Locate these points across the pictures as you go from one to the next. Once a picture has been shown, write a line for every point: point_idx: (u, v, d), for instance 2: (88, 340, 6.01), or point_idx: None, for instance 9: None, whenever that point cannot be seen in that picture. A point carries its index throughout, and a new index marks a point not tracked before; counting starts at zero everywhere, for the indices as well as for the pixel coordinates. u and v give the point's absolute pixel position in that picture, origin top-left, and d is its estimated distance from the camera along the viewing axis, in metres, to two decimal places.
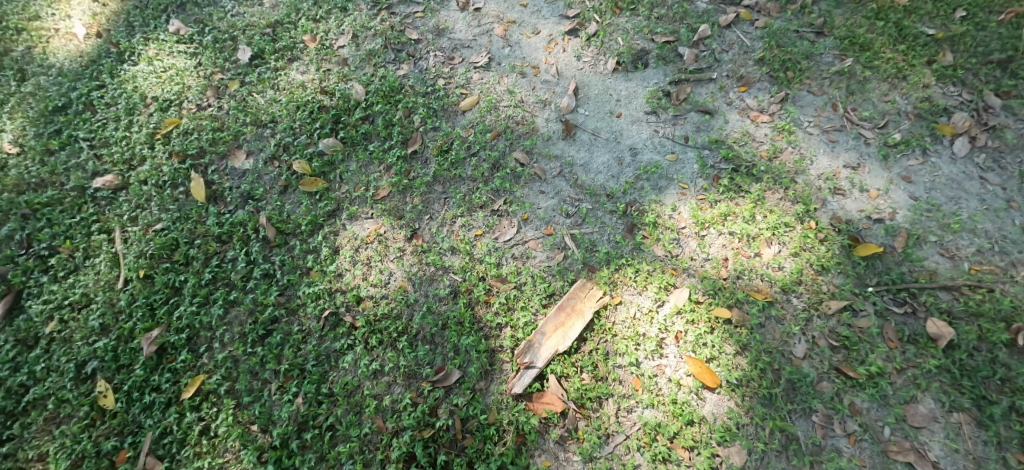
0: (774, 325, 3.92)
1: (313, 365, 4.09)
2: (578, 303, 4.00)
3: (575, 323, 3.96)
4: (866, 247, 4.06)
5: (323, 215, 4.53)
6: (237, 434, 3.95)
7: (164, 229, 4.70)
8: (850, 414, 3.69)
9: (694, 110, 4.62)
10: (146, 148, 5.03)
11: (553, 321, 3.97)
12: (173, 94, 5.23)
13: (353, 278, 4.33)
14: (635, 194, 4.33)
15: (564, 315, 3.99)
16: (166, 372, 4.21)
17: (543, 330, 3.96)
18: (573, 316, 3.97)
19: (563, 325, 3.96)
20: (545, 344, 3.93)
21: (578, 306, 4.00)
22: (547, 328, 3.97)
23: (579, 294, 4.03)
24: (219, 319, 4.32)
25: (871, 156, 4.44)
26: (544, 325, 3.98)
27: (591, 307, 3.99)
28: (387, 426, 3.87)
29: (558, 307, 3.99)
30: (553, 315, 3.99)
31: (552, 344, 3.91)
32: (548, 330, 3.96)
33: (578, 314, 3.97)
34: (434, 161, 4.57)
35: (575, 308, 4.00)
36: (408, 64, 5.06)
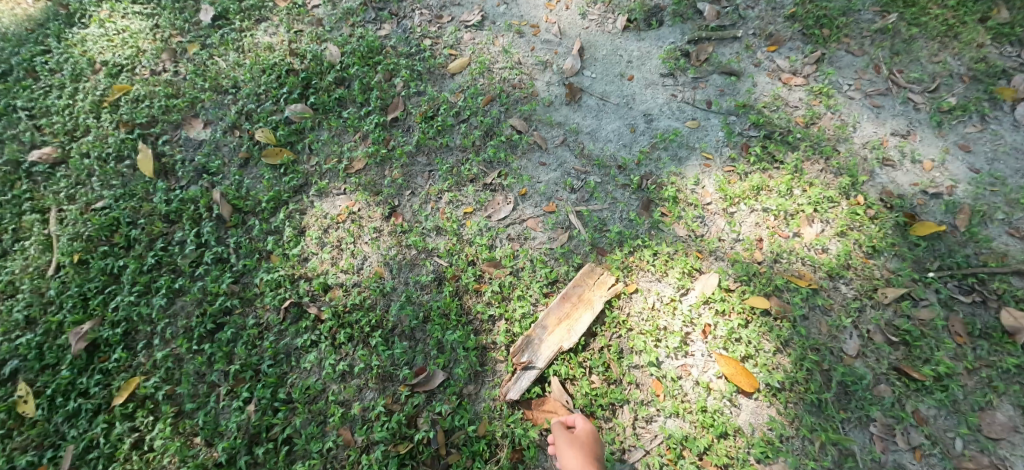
0: (819, 317, 3.27)
1: (269, 366, 3.43)
2: (586, 291, 3.36)
3: (582, 315, 3.31)
4: (924, 225, 3.43)
5: (287, 192, 3.90)
6: (175, 449, 3.27)
7: (105, 207, 4.03)
8: (914, 424, 3.05)
9: (717, 72, 4.01)
10: (90, 118, 4.37)
11: (557, 313, 3.33)
12: (125, 59, 4.60)
13: (320, 263, 3.68)
14: (651, 166, 3.71)
15: (569, 306, 3.34)
16: (96, 374, 3.52)
17: (544, 324, 3.31)
18: (580, 308, 3.33)
19: (567, 318, 3.31)
20: (546, 341, 3.28)
21: (585, 295, 3.35)
22: (549, 321, 3.32)
23: (587, 281, 3.39)
24: (161, 310, 3.66)
25: (922, 122, 3.81)
26: (545, 318, 3.33)
27: (602, 296, 3.35)
28: (356, 439, 3.20)
29: (563, 296, 3.34)
30: (556, 306, 3.34)
31: (555, 341, 3.27)
32: (550, 323, 3.32)
33: (587, 305, 3.33)
34: (417, 129, 3.95)
35: (583, 297, 3.35)
36: (390, 23, 4.44)
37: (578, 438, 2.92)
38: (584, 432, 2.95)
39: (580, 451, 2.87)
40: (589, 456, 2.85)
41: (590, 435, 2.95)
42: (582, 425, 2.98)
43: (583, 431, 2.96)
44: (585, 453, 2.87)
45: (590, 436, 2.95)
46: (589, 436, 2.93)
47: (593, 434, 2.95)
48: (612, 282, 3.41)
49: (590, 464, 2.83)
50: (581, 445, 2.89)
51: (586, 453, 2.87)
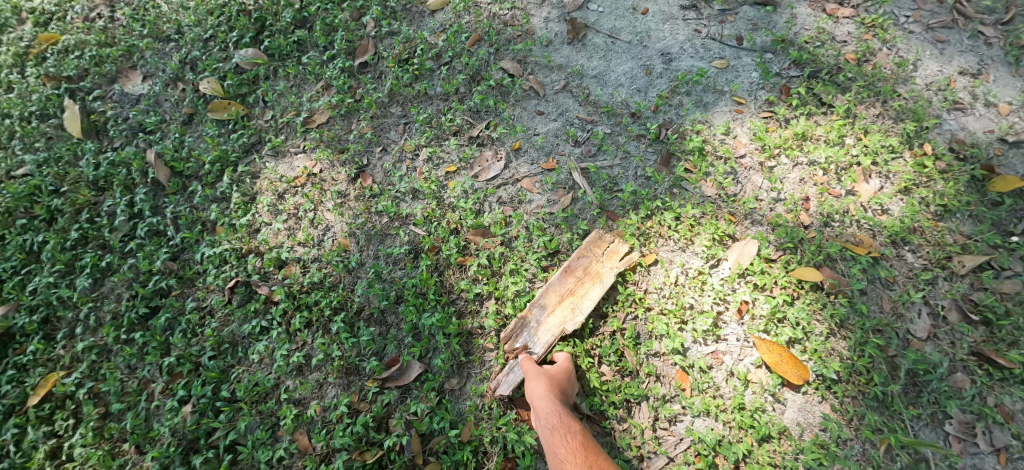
0: (881, 292, 2.67)
1: (211, 358, 2.84)
2: (592, 263, 2.74)
3: (589, 292, 2.70)
4: (1006, 179, 2.80)
5: (237, 152, 3.29)
6: (97, 459, 2.69)
7: (24, 175, 3.38)
8: (1001, 421, 2.45)
9: (749, 3, 3.37)
10: (14, 72, 3.71)
11: (558, 289, 2.71)
12: (56, 5, 3.95)
13: (275, 234, 3.07)
14: (671, 112, 3.10)
15: (574, 280, 2.72)
16: (8, 370, 2.94)
17: (543, 303, 2.70)
18: (586, 282, 2.71)
19: (571, 294, 2.69)
20: (545, 322, 2.66)
21: (592, 269, 2.74)
22: (549, 298, 2.71)
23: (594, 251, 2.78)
24: (86, 294, 3.07)
25: (995, 59, 3.17)
26: (544, 296, 2.71)
27: (614, 269, 2.72)
28: (313, 446, 2.62)
29: (565, 269, 2.72)
30: (557, 281, 2.72)
31: (557, 322, 2.65)
32: (549, 302, 2.70)
33: (594, 280, 2.71)
34: (390, 75, 3.32)
35: (590, 271, 2.73)
36: None
37: (550, 372, 2.50)
38: (561, 369, 2.51)
39: (548, 381, 2.45)
40: (556, 388, 2.42)
41: (566, 371, 2.51)
42: (561, 361, 2.55)
43: (557, 362, 2.55)
44: (553, 384, 2.44)
45: (564, 370, 2.51)
46: (564, 372, 2.50)
47: (569, 371, 2.51)
48: (625, 251, 2.79)
49: (555, 396, 2.39)
50: (551, 377, 2.47)
51: (555, 385, 2.44)
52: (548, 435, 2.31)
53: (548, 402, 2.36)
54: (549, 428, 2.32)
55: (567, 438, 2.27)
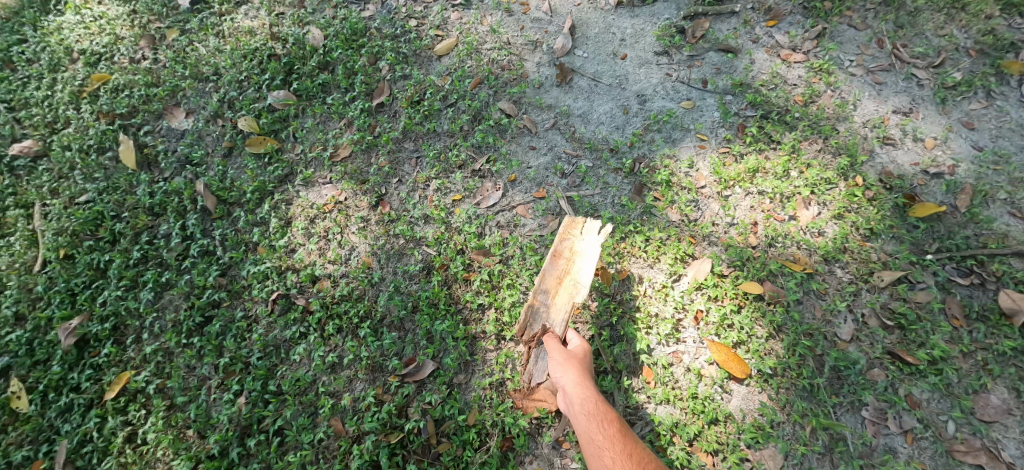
0: (813, 302, 3.23)
1: (259, 358, 3.41)
2: (574, 243, 3.22)
3: (582, 266, 3.18)
4: (923, 206, 3.35)
5: (273, 182, 3.84)
6: (168, 442, 3.27)
7: (88, 201, 3.96)
8: (907, 408, 3.03)
9: (714, 49, 3.89)
10: (71, 109, 4.28)
11: (554, 275, 3.20)
12: (104, 47, 4.48)
13: (308, 254, 3.64)
14: (645, 148, 3.64)
15: (564, 262, 3.22)
16: (87, 369, 3.52)
17: (545, 288, 3.19)
18: (575, 260, 3.20)
19: (567, 273, 3.19)
20: (553, 303, 3.16)
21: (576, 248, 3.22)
22: (549, 284, 3.20)
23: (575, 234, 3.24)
24: (149, 305, 3.64)
25: (926, 99, 3.70)
26: (544, 282, 3.20)
27: (595, 241, 3.18)
28: (347, 430, 3.20)
29: (553, 255, 3.21)
30: (551, 268, 3.21)
31: (564, 300, 3.15)
32: (550, 286, 3.19)
33: (581, 255, 3.20)
34: (403, 115, 3.87)
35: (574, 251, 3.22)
36: (374, 4, 4.32)
37: (574, 359, 2.91)
38: (580, 354, 2.96)
39: (576, 369, 2.84)
40: (585, 376, 2.82)
41: (585, 358, 2.96)
42: (579, 342, 3.04)
43: (579, 349, 2.99)
44: (581, 372, 2.84)
45: (585, 359, 2.95)
46: (585, 359, 2.93)
47: (587, 357, 2.97)
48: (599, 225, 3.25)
49: (586, 385, 2.78)
50: (578, 364, 2.88)
51: (584, 373, 2.84)
52: (585, 423, 2.65)
53: (581, 390, 2.75)
54: (586, 417, 2.66)
55: (603, 426, 2.61)
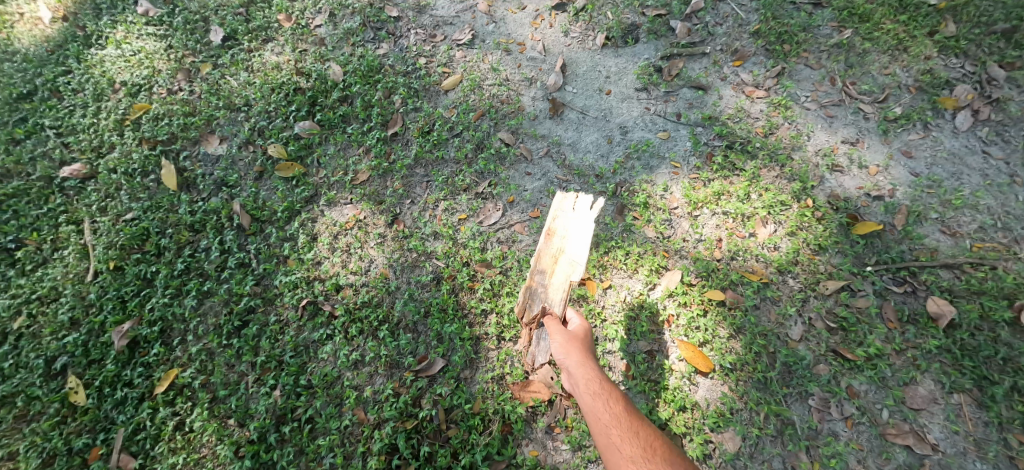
0: (769, 307, 3.78)
1: (291, 357, 3.93)
2: (567, 223, 3.63)
3: (575, 244, 3.60)
4: (865, 225, 3.88)
5: (300, 202, 4.36)
6: (213, 429, 3.78)
7: (134, 218, 4.46)
8: (847, 397, 3.58)
9: (687, 86, 4.44)
10: (115, 135, 4.77)
11: (551, 255, 3.62)
12: (143, 78, 4.98)
13: (332, 265, 4.17)
14: (626, 174, 4.19)
15: (558, 242, 3.63)
16: (138, 367, 4.02)
17: (543, 266, 3.63)
18: (569, 239, 3.61)
19: (562, 252, 3.61)
20: (551, 284, 3.60)
21: (570, 226, 3.63)
22: (545, 265, 3.63)
23: (569, 212, 3.64)
24: (193, 311, 4.15)
25: (870, 131, 4.19)
26: (542, 264, 3.63)
27: (588, 217, 3.58)
28: (369, 418, 3.72)
29: (548, 235, 3.62)
30: (547, 249, 3.64)
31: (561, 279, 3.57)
32: (547, 267, 3.62)
33: (574, 232, 3.61)
34: (415, 144, 4.44)
35: (569, 229, 3.64)
36: (388, 43, 4.90)
37: (576, 341, 3.24)
38: (580, 335, 3.30)
39: (579, 353, 3.16)
40: (588, 358, 3.12)
41: (586, 340, 3.28)
42: (580, 325, 3.40)
43: (581, 334, 3.32)
44: (584, 354, 3.15)
45: (587, 342, 3.27)
46: (586, 341, 3.25)
47: (588, 338, 3.29)
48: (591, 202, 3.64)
49: (589, 366, 3.07)
50: (580, 346, 3.20)
51: (586, 355, 3.14)
52: (592, 404, 2.89)
53: (584, 371, 3.04)
54: (593, 397, 2.90)
55: (608, 405, 2.84)
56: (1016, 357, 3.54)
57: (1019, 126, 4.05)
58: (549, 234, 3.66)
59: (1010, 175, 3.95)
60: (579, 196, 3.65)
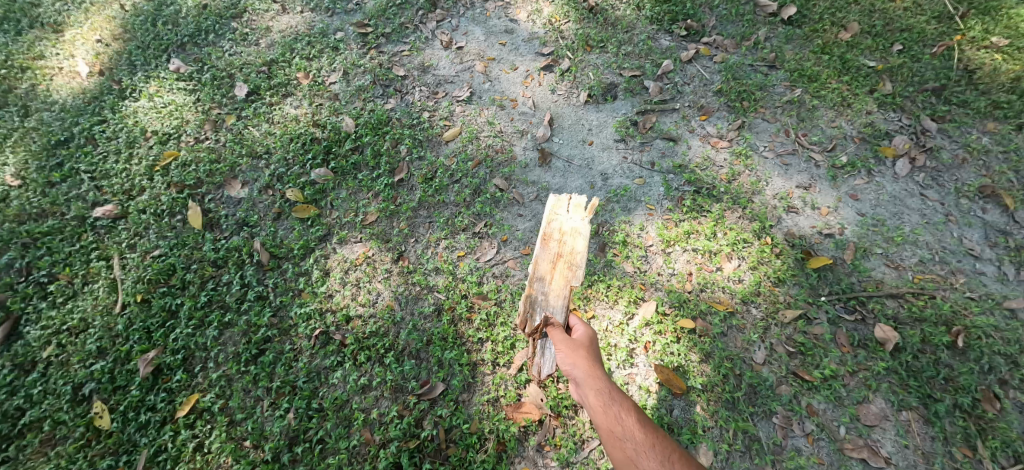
0: (735, 334, 4.23)
1: (304, 382, 4.31)
2: (563, 227, 3.98)
3: (571, 247, 3.95)
4: (817, 259, 4.37)
5: (314, 241, 4.84)
6: (230, 450, 4.11)
7: (161, 255, 4.89)
8: (807, 415, 3.98)
9: (660, 138, 5.00)
10: (145, 179, 5.25)
11: (549, 262, 3.94)
12: (173, 128, 5.50)
13: (343, 298, 4.60)
14: (607, 216, 4.69)
15: (555, 245, 3.97)
16: (161, 392, 4.36)
17: (542, 273, 3.93)
18: (566, 242, 3.96)
19: (559, 257, 3.94)
20: (549, 292, 3.89)
21: (565, 227, 3.99)
22: (544, 273, 3.93)
23: (563, 215, 4.01)
24: (214, 340, 4.54)
25: (821, 177, 4.72)
26: (542, 272, 3.93)
27: (582, 218, 3.97)
28: (374, 438, 4.09)
29: (546, 239, 3.93)
30: (545, 256, 3.95)
31: (559, 284, 3.89)
32: (546, 275, 3.93)
33: (571, 235, 3.96)
34: (419, 189, 4.97)
35: (564, 232, 3.98)
36: (395, 98, 5.48)
37: (580, 350, 3.36)
38: (584, 341, 3.45)
39: (586, 363, 3.26)
40: (596, 368, 3.23)
41: (592, 349, 3.40)
42: (584, 330, 3.54)
43: (585, 343, 3.43)
44: (590, 364, 3.26)
45: (592, 351, 3.38)
46: (590, 349, 3.37)
47: (593, 346, 3.42)
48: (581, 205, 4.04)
49: (596, 376, 3.17)
50: (585, 356, 3.32)
51: (593, 365, 3.25)
52: (604, 417, 2.95)
53: (592, 382, 3.14)
54: (603, 408, 2.97)
55: (620, 415, 2.89)
56: (955, 377, 4.00)
57: (950, 171, 4.62)
58: (546, 240, 3.99)
59: (945, 215, 4.50)
60: (571, 199, 4.03)
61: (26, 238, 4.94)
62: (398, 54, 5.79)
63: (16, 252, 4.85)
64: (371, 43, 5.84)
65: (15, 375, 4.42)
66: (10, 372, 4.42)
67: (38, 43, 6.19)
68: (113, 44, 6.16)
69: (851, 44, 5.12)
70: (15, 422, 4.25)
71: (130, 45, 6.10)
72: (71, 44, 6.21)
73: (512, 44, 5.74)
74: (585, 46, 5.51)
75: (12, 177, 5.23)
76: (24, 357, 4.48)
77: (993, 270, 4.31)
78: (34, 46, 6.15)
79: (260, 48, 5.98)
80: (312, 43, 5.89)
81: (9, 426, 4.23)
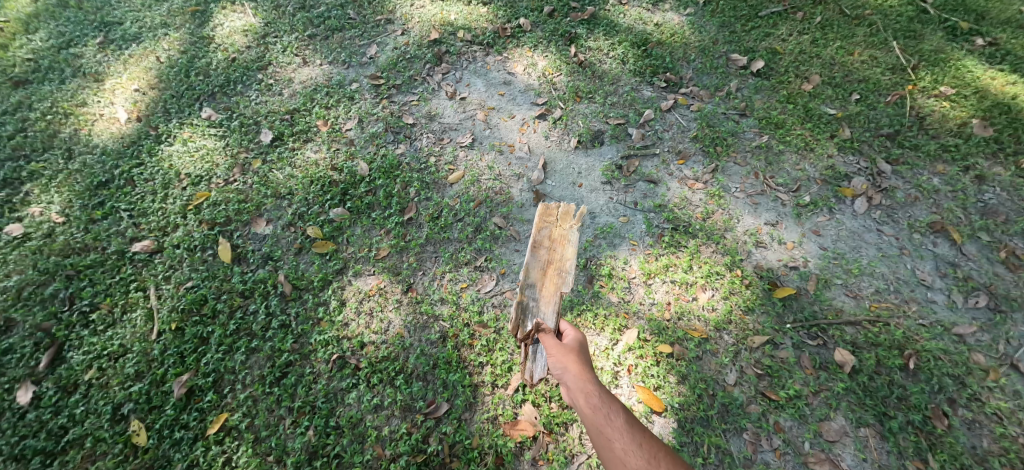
0: (709, 358, 4.70)
1: (323, 402, 4.79)
2: (554, 236, 4.46)
3: (561, 255, 4.41)
4: (782, 289, 4.87)
5: (332, 273, 5.39)
6: (255, 463, 4.53)
7: (194, 286, 5.37)
8: (775, 431, 4.39)
9: (642, 180, 5.55)
10: (179, 217, 5.76)
11: (540, 270, 4.37)
12: (204, 171, 6.06)
13: (358, 326, 5.13)
14: (594, 251, 5.21)
15: (546, 254, 4.42)
16: (194, 411, 4.78)
17: (533, 279, 4.34)
18: (556, 251, 4.42)
19: (549, 265, 4.38)
20: (540, 299, 4.28)
21: (556, 237, 4.47)
22: (535, 281, 4.34)
23: (553, 226, 4.50)
24: (241, 364, 5.00)
25: (787, 215, 5.26)
26: (533, 279, 4.35)
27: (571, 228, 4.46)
28: (385, 453, 4.57)
29: (536, 247, 4.38)
30: (536, 264, 4.38)
31: (549, 291, 4.30)
32: (538, 283, 4.34)
33: (561, 243, 4.43)
34: (426, 226, 5.55)
35: (555, 241, 4.46)
36: (405, 144, 6.09)
37: (570, 354, 3.64)
38: (574, 346, 3.73)
39: (576, 367, 3.53)
40: (585, 371, 3.49)
41: (582, 354, 3.67)
42: (574, 335, 3.86)
43: (575, 347, 3.73)
44: (580, 367, 3.52)
45: (581, 356, 3.65)
46: (580, 354, 3.65)
47: (582, 351, 3.69)
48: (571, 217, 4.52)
49: (586, 379, 3.43)
50: (576, 361, 3.58)
51: (583, 369, 3.51)
52: (593, 416, 3.20)
53: (582, 384, 3.39)
54: (591, 409, 3.23)
55: (608, 415, 3.15)
56: (907, 396, 4.43)
57: (904, 209, 5.19)
58: (537, 249, 4.44)
59: (899, 248, 5.01)
60: (561, 210, 4.52)
61: (69, 270, 5.39)
62: (408, 103, 6.41)
63: (60, 283, 5.30)
64: (383, 93, 6.48)
65: (59, 396, 4.81)
66: (55, 394, 4.81)
67: (80, 90, 6.72)
68: (149, 93, 6.73)
69: (813, 94, 5.89)
70: (58, 439, 4.64)
71: (166, 94, 6.69)
72: (110, 92, 6.74)
73: (510, 95, 6.37)
74: (576, 96, 6.19)
75: (57, 215, 5.72)
76: (67, 379, 4.88)
77: (943, 298, 4.78)
78: (77, 93, 6.67)
79: (284, 97, 6.62)
80: (330, 93, 6.55)
81: (54, 443, 4.61)
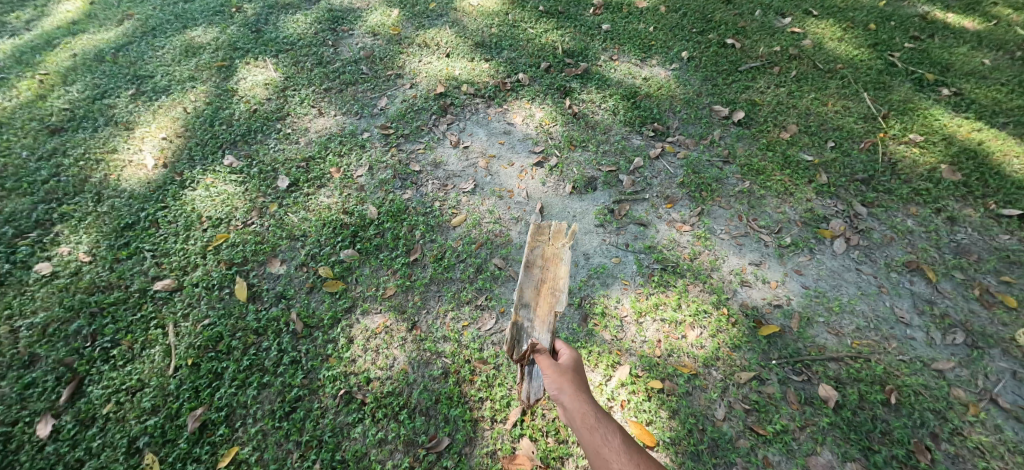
0: (699, 393, 4.88)
1: (329, 436, 5.01)
2: (547, 255, 4.81)
3: (554, 274, 4.74)
4: (767, 327, 5.10)
5: (341, 311, 5.70)
6: None
7: (211, 323, 5.69)
8: (763, 466, 4.51)
9: (633, 223, 5.88)
10: (199, 258, 6.14)
11: (534, 289, 4.69)
12: (224, 214, 6.48)
13: (364, 362, 5.40)
14: (588, 290, 5.47)
15: (540, 273, 4.75)
16: (206, 445, 5.01)
17: (529, 299, 4.65)
18: (549, 270, 4.76)
19: (542, 285, 4.70)
20: (534, 320, 4.57)
21: (548, 256, 4.82)
22: (529, 301, 4.65)
23: (545, 246, 4.86)
24: (252, 398, 5.25)
25: (770, 255, 5.53)
26: (528, 300, 4.66)
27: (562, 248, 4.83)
28: None
29: (529, 267, 4.72)
30: (530, 283, 4.71)
31: (543, 310, 4.59)
32: (533, 304, 4.64)
33: (553, 262, 4.78)
34: (430, 267, 5.89)
35: (547, 260, 4.80)
36: (411, 189, 6.49)
37: (566, 377, 3.87)
38: (569, 368, 3.97)
39: (574, 390, 3.75)
40: (582, 394, 3.71)
41: (578, 377, 3.90)
42: (568, 355, 4.12)
43: (570, 368, 3.98)
44: (577, 391, 3.75)
45: (577, 379, 3.88)
46: (576, 376, 3.88)
47: (578, 373, 3.93)
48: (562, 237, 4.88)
49: (583, 401, 3.65)
50: (573, 384, 3.81)
51: (581, 392, 3.73)
52: (591, 438, 3.41)
53: (579, 406, 3.61)
54: (589, 431, 3.44)
55: (606, 437, 3.36)
56: (891, 431, 4.56)
57: (882, 249, 5.46)
58: (530, 268, 4.78)
59: (878, 286, 5.25)
60: (552, 231, 4.88)
61: (94, 307, 5.75)
62: (415, 151, 6.85)
63: (85, 320, 5.65)
64: (392, 142, 6.94)
65: (78, 429, 5.07)
66: (74, 427, 5.08)
67: (111, 138, 7.24)
68: (175, 141, 7.23)
69: (791, 142, 6.28)
70: None
71: (191, 142, 7.19)
72: (139, 140, 7.25)
73: (509, 143, 6.80)
74: (570, 144, 6.61)
75: (85, 254, 6.14)
76: (86, 413, 5.15)
77: (923, 335, 4.97)
78: (108, 141, 7.19)
79: (300, 146, 7.09)
80: (343, 142, 7.02)
81: None
